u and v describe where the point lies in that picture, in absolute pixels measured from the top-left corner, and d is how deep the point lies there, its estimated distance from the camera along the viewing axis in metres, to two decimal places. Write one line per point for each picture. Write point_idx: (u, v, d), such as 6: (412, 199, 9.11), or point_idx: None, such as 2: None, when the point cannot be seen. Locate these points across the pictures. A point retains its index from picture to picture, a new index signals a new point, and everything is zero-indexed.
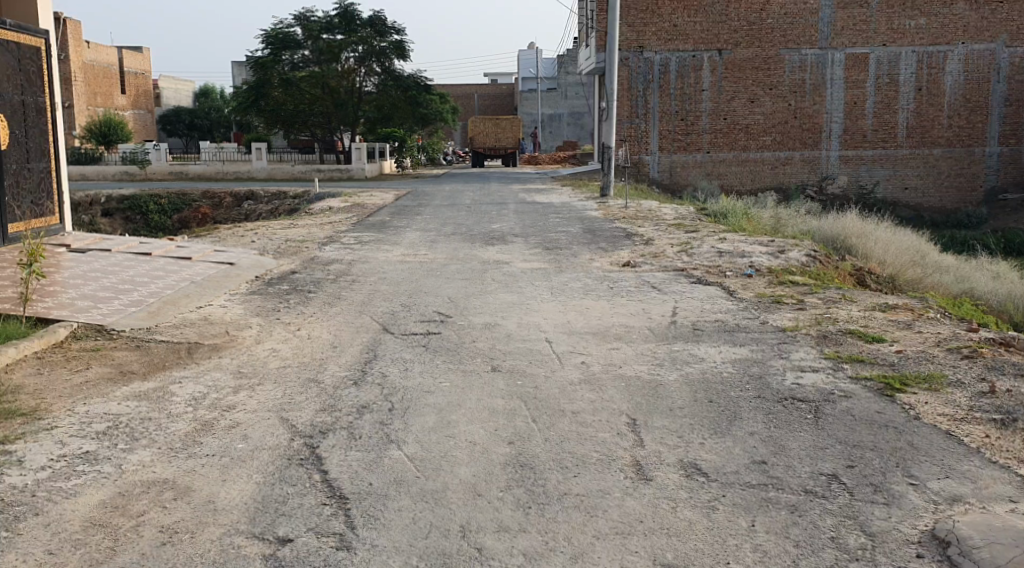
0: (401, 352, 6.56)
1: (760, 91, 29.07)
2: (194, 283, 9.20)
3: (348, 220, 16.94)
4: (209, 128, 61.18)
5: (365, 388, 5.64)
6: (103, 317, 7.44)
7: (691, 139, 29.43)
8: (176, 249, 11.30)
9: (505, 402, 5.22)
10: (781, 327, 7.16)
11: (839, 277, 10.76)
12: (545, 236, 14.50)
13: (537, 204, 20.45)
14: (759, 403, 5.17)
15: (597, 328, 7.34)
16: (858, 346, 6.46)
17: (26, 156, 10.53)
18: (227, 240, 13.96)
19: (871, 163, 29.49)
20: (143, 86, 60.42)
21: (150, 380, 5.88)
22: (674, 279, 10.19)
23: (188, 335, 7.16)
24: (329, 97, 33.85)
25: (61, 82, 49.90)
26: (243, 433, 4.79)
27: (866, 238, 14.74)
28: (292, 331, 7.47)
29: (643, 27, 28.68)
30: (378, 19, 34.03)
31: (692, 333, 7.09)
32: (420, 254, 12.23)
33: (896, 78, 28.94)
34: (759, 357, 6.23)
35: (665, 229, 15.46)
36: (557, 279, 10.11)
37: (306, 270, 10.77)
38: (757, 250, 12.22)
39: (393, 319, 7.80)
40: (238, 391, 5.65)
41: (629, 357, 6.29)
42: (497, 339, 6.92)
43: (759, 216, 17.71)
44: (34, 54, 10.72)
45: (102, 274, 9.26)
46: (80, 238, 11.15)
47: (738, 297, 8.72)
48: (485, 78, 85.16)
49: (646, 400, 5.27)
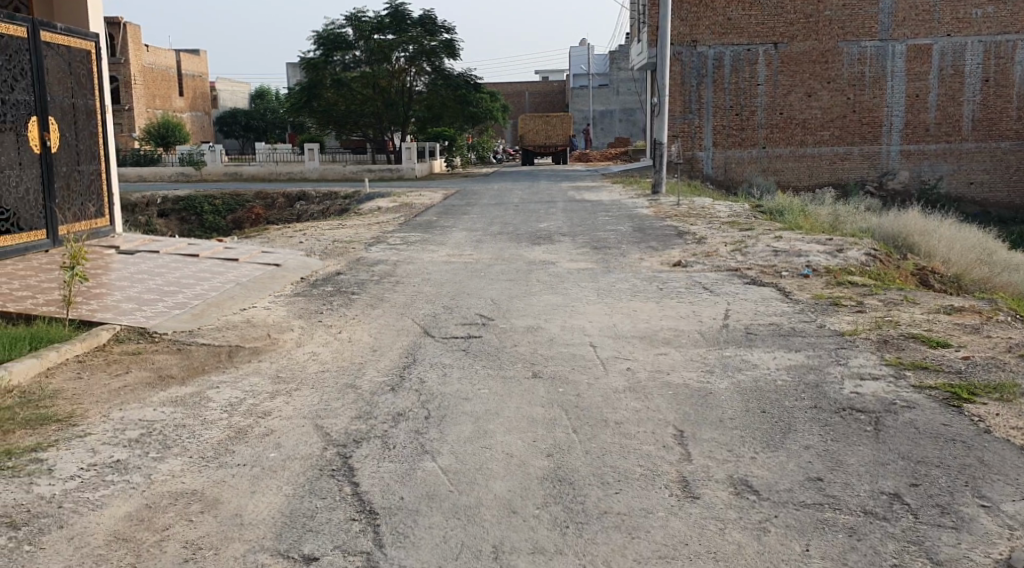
0: (440, 357, 6.40)
1: (817, 85, 28.27)
2: (239, 285, 9.21)
3: (396, 220, 16.92)
4: (264, 129, 62.24)
5: (401, 394, 5.48)
6: (146, 319, 7.47)
7: (746, 134, 28.78)
8: (223, 251, 11.38)
9: (545, 411, 5.01)
10: (839, 331, 6.80)
11: (901, 277, 10.29)
12: (594, 235, 14.24)
13: (586, 202, 20.18)
14: (814, 414, 4.85)
15: (644, 331, 7.09)
16: (921, 352, 6.09)
17: (76, 158, 10.71)
18: (276, 240, 14.03)
19: (933, 158, 28.49)
20: (200, 88, 61.73)
21: (187, 385, 5.87)
22: (726, 279, 9.85)
23: (230, 338, 7.14)
24: (380, 97, 34.20)
25: (122, 86, 51.21)
26: (276, 442, 4.69)
27: (930, 236, 14.14)
28: (333, 333, 7.38)
29: (696, 21, 28.14)
30: (428, 18, 33.94)
31: (744, 336, 6.79)
32: (466, 254, 12.10)
33: (961, 70, 27.85)
34: (815, 364, 5.90)
35: (718, 227, 15.05)
36: (605, 280, 9.87)
37: (351, 271, 10.72)
38: (813, 249, 11.79)
39: (435, 322, 7.66)
40: (275, 396, 5.57)
41: (677, 363, 6.03)
42: (540, 343, 6.72)
43: (816, 214, 17.16)
44: (85, 57, 10.89)
45: (149, 276, 9.34)
46: (130, 239, 11.31)
47: (793, 299, 8.36)
48: (536, 75, 84.98)
49: (694, 410, 5.00)
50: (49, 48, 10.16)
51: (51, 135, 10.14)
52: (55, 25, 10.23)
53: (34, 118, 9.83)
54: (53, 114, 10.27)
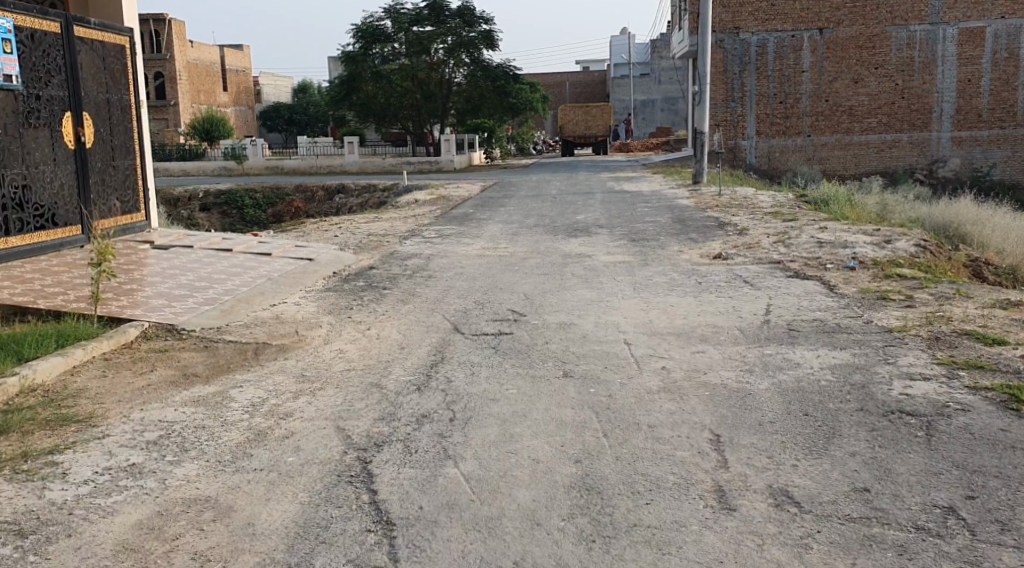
0: (468, 355, 6.20)
1: (864, 71, 27.47)
2: (270, 280, 9.12)
3: (433, 212, 16.80)
4: (307, 123, 62.65)
5: (426, 395, 5.29)
6: (174, 316, 7.41)
7: (790, 122, 28.11)
8: (257, 245, 11.31)
9: (574, 413, 4.79)
10: (887, 328, 6.45)
11: (953, 269, 9.84)
12: (632, 227, 13.93)
13: (626, 193, 19.84)
14: (861, 417, 4.54)
15: (680, 328, 6.82)
16: (975, 349, 5.72)
17: (111, 154, 10.74)
18: (311, 234, 13.97)
19: (986, 144, 27.55)
20: (243, 83, 62.44)
21: (211, 384, 5.79)
22: (769, 272, 9.51)
23: (257, 335, 7.04)
24: (417, 89, 33.63)
25: (167, 82, 51.93)
26: (295, 445, 4.56)
27: (984, 226, 13.60)
28: (361, 330, 7.24)
29: (738, 8, 27.49)
30: (467, 10, 33.89)
31: (787, 333, 6.48)
32: (502, 247, 11.91)
33: (1016, 53, 26.84)
34: (861, 362, 5.57)
35: (761, 217, 14.65)
36: (642, 274, 9.58)
37: (384, 265, 10.58)
38: (861, 240, 11.36)
39: (465, 318, 7.47)
40: (298, 396, 5.44)
41: (715, 362, 5.76)
42: (572, 340, 6.49)
43: (863, 203, 16.63)
44: (119, 52, 10.90)
45: (181, 271, 9.30)
46: (166, 234, 11.31)
47: (838, 293, 8.00)
48: (576, 65, 84.40)
49: (731, 412, 4.73)
50: (83, 43, 10.17)
51: (86, 131, 10.16)
52: (89, 21, 10.24)
53: (68, 114, 9.86)
54: (87, 109, 10.29)
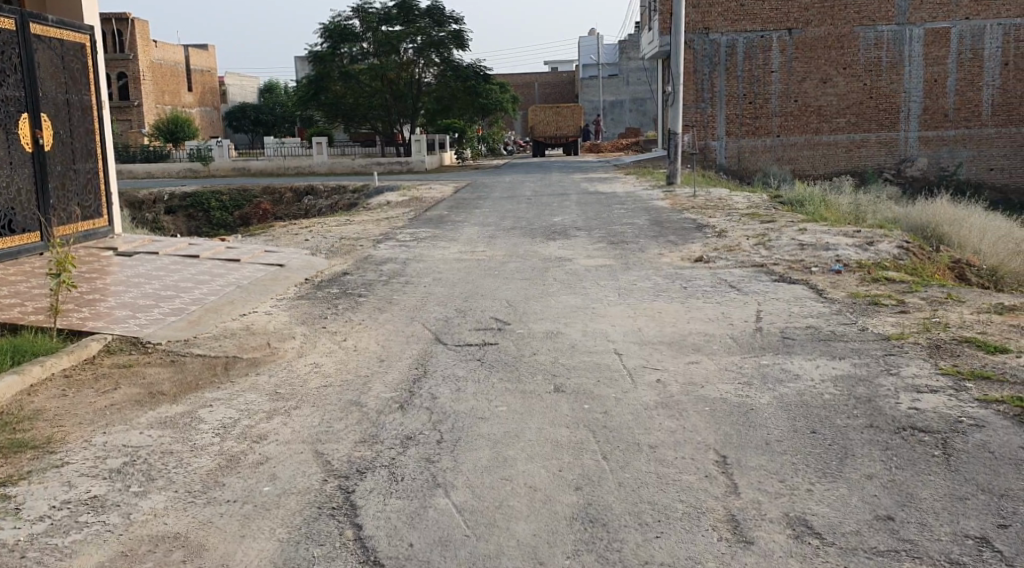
0: (452, 368, 5.89)
1: (834, 72, 27.57)
2: (240, 288, 8.74)
3: (406, 214, 16.47)
4: (274, 124, 61.80)
5: (409, 414, 4.98)
6: (138, 328, 7.00)
7: (761, 122, 28.12)
8: (226, 250, 10.89)
9: (570, 433, 4.51)
10: (884, 335, 6.25)
11: (938, 272, 9.71)
12: (610, 229, 13.71)
13: (600, 194, 19.66)
14: (872, 435, 4.32)
15: (671, 336, 6.57)
16: (978, 358, 5.53)
17: (72, 157, 10.27)
18: (281, 239, 13.55)
19: (953, 144, 27.74)
20: (209, 83, 61.44)
21: (179, 403, 5.41)
22: (754, 276, 9.31)
23: (227, 348, 6.67)
24: (387, 89, 33.66)
25: (131, 82, 50.94)
26: (271, 472, 4.24)
27: (960, 225, 13.54)
28: (337, 341, 6.90)
29: (708, 8, 27.45)
30: (436, 9, 33.42)
31: (781, 342, 6.26)
32: (479, 250, 11.61)
33: (980, 53, 27.10)
34: (863, 373, 5.35)
35: (738, 219, 14.50)
36: (625, 278, 9.33)
37: (358, 270, 10.23)
38: (843, 242, 11.23)
39: (446, 327, 7.17)
40: (272, 416, 5.10)
41: (712, 374, 5.51)
42: (560, 351, 6.20)
43: (837, 203, 16.55)
44: (79, 51, 10.43)
45: (146, 279, 8.88)
46: (129, 240, 10.86)
47: (828, 297, 7.81)
48: (545, 67, 84.30)
49: (736, 430, 4.48)
50: (41, 41, 9.70)
51: (45, 133, 9.69)
52: (46, 17, 9.76)
53: (25, 115, 9.39)
54: (47, 110, 9.81)
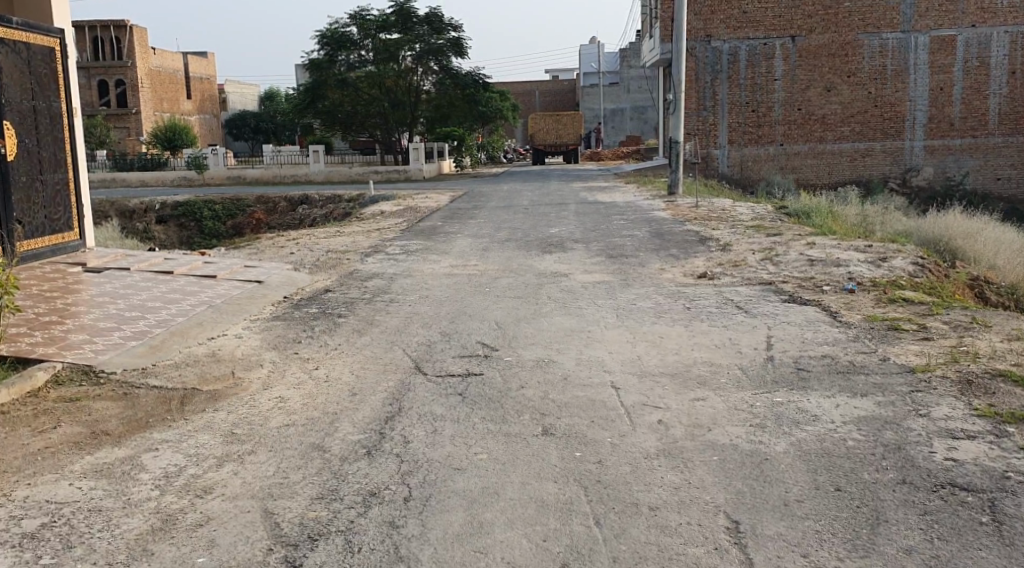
0: (430, 406, 5.28)
1: (837, 80, 27.00)
2: (211, 308, 8.15)
3: (399, 225, 15.90)
4: (273, 131, 61.22)
5: (377, 463, 4.39)
6: (93, 355, 6.42)
7: (763, 131, 27.56)
8: (203, 265, 10.31)
9: (557, 491, 3.93)
10: (907, 367, 5.64)
11: (958, 291, 9.11)
12: (609, 242, 13.11)
13: (600, 204, 19.08)
14: (906, 493, 3.73)
15: (674, 367, 5.98)
16: (1015, 396, 4.92)
17: (39, 167, 9.72)
18: (266, 251, 12.99)
19: (959, 153, 27.16)
20: (209, 91, 60.99)
21: (122, 447, 4.82)
22: (761, 296, 8.73)
23: (187, 378, 6.07)
24: (385, 97, 33.04)
25: (129, 90, 50.55)
26: (210, 539, 3.66)
27: (974, 238, 12.93)
28: (308, 370, 6.32)
29: (709, 15, 26.95)
30: (435, 16, 32.87)
31: (796, 376, 5.65)
32: (470, 265, 11.03)
33: (986, 61, 26.50)
34: (890, 415, 4.74)
35: (743, 231, 13.91)
36: (624, 297, 8.75)
37: (341, 287, 9.65)
38: (854, 258, 10.64)
39: (428, 354, 6.57)
40: (223, 464, 4.51)
41: (719, 415, 4.92)
42: (550, 385, 5.60)
43: (845, 215, 15.97)
44: (47, 55, 9.89)
45: (112, 298, 8.31)
46: (100, 255, 10.29)
47: (843, 321, 7.22)
48: (547, 75, 83.83)
49: (748, 488, 3.90)
50: (6, 45, 9.16)
51: (8, 142, 9.13)
52: (11, 20, 9.22)
53: None
54: (11, 118, 9.26)
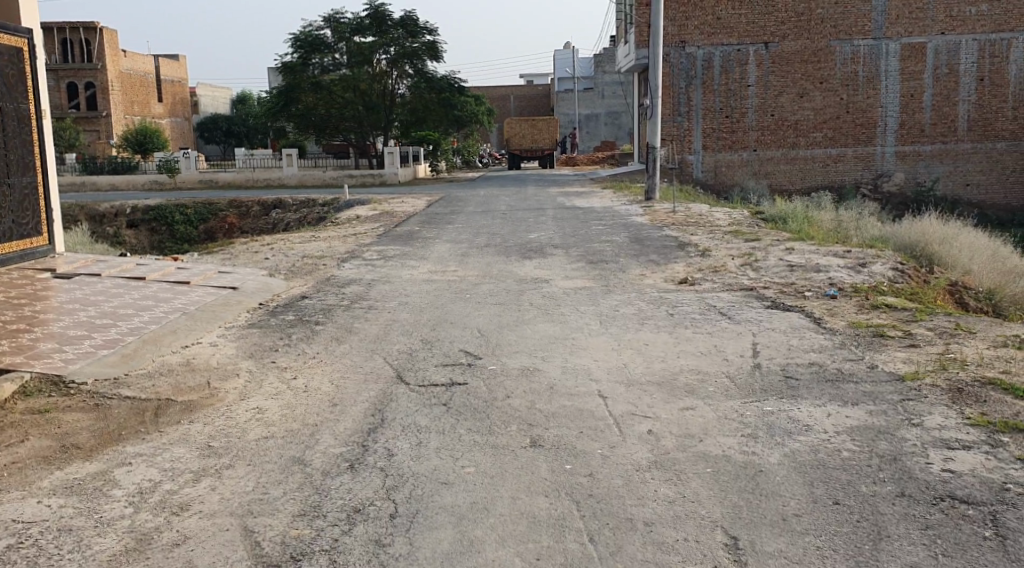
0: (413, 417, 5.14)
1: (810, 86, 27.21)
2: (185, 315, 7.93)
3: (376, 230, 15.72)
4: (246, 135, 60.63)
5: (360, 477, 4.24)
6: (62, 364, 6.19)
7: (737, 137, 27.69)
8: (176, 271, 10.07)
9: (550, 505, 3.83)
10: (897, 375, 5.58)
11: (938, 298, 9.13)
12: (589, 247, 13.03)
13: (577, 209, 19.02)
14: (905, 507, 3.67)
15: (661, 375, 5.88)
16: (1005, 404, 4.88)
17: (6, 171, 9.45)
18: (240, 257, 12.75)
19: (929, 159, 27.46)
20: (180, 94, 60.22)
21: (93, 462, 4.62)
22: (744, 301, 8.68)
23: (160, 389, 5.87)
24: (360, 100, 32.60)
25: (99, 93, 49.76)
26: (187, 560, 3.50)
27: (950, 243, 12.99)
28: (286, 379, 6.14)
29: (684, 21, 27.08)
30: (410, 19, 32.57)
31: (785, 384, 5.58)
32: (449, 270, 10.90)
33: (956, 68, 26.83)
34: (883, 425, 4.67)
35: (721, 237, 13.90)
36: (606, 303, 8.66)
37: (319, 293, 9.47)
38: (833, 263, 10.65)
39: (410, 362, 6.42)
40: (199, 479, 4.33)
41: (711, 425, 4.82)
42: (536, 394, 5.47)
43: (821, 220, 16.00)
44: (16, 56, 9.63)
45: (82, 305, 8.07)
46: (69, 260, 10.03)
47: (828, 328, 7.17)
48: (521, 80, 83.75)
49: (744, 501, 3.80)
50: None
51: None
52: None
53: None
54: None
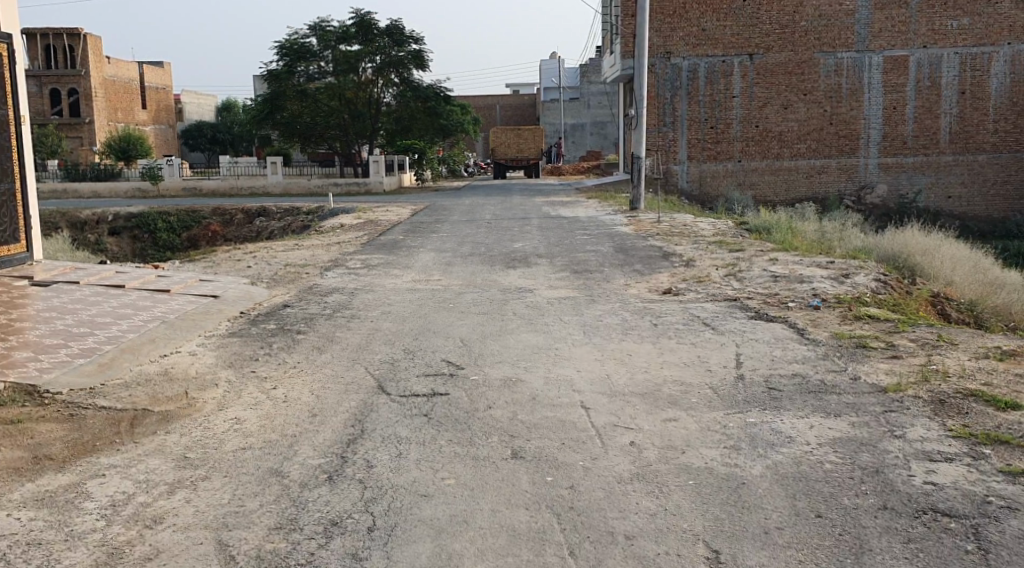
0: (395, 427, 5.08)
1: (794, 98, 27.39)
2: (165, 324, 7.83)
3: (360, 239, 15.65)
4: (231, 142, 60.43)
5: (338, 490, 4.17)
6: (37, 374, 6.10)
7: (722, 147, 27.81)
8: (156, 279, 9.95)
9: (530, 518, 3.79)
10: (880, 387, 5.57)
11: (920, 308, 9.17)
12: (573, 257, 13.02)
13: (562, 218, 19.01)
14: (886, 520, 3.65)
15: (644, 387, 5.84)
16: (987, 416, 4.87)
17: None
18: (222, 265, 12.65)
19: (911, 170, 27.68)
20: (164, 101, 59.85)
21: (65, 473, 4.53)
22: (727, 312, 8.67)
23: (137, 399, 5.77)
24: (345, 108, 32.72)
25: (82, 99, 49.42)
26: None
27: (933, 256, 13.01)
28: (266, 390, 6.06)
29: (669, 32, 27.23)
30: (396, 28, 32.61)
31: (767, 395, 5.56)
32: (433, 279, 10.85)
33: (937, 81, 27.07)
34: (866, 437, 4.66)
35: (706, 247, 13.92)
36: (590, 313, 8.62)
37: (301, 302, 9.38)
38: (816, 273, 10.69)
39: (391, 372, 6.36)
40: (174, 491, 4.25)
41: (693, 436, 4.79)
42: (520, 405, 5.42)
43: (805, 231, 16.02)
44: None
45: (60, 314, 7.96)
46: (48, 267, 9.92)
47: (810, 339, 7.17)
48: (507, 89, 83.85)
49: (726, 514, 3.77)
50: None
51: None
52: None
53: None
54: None
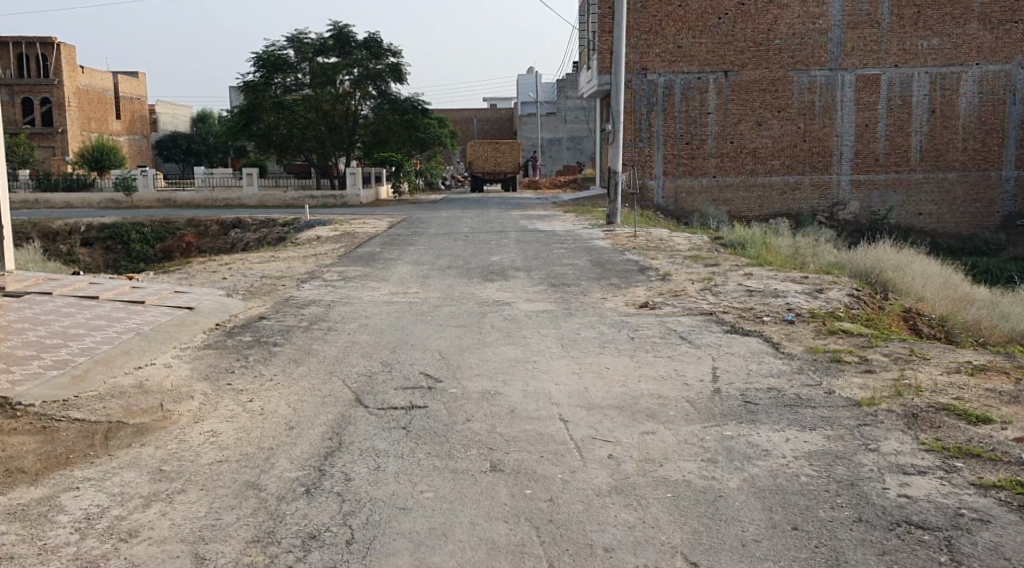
0: (374, 439, 5.07)
1: (768, 115, 27.74)
2: (139, 335, 7.75)
3: (336, 251, 15.61)
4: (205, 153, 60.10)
5: (317, 502, 4.15)
6: (9, 387, 6.00)
7: (697, 162, 28.08)
8: (129, 291, 9.84)
9: (509, 531, 3.79)
10: (853, 401, 5.65)
11: (893, 324, 9.30)
12: (550, 270, 13.03)
13: (539, 232, 19.10)
14: (862, 532, 3.70)
15: (620, 400, 5.86)
16: (958, 429, 4.96)
17: None
18: (197, 276, 12.55)
19: (883, 188, 28.08)
20: (138, 111, 59.32)
21: (39, 486, 4.46)
22: (703, 326, 8.74)
23: (111, 411, 5.70)
24: (323, 120, 32.68)
25: (54, 108, 48.87)
26: None
27: (906, 272, 13.11)
28: (241, 402, 6.01)
29: (646, 48, 27.49)
30: (374, 41, 32.69)
31: (744, 409, 5.59)
32: (411, 292, 10.84)
33: (909, 100, 27.54)
34: (841, 450, 4.70)
35: (682, 261, 14.01)
36: (568, 326, 8.65)
37: (277, 314, 9.33)
38: (792, 289, 10.80)
39: (369, 386, 6.32)
40: (150, 504, 4.20)
41: (671, 450, 4.82)
42: (498, 418, 5.44)
43: (780, 247, 16.11)
44: None
45: (32, 325, 7.85)
46: (19, 278, 9.80)
47: (786, 352, 7.26)
48: (487, 104, 83.98)
49: (704, 527, 3.80)
50: None
51: None
52: None
53: None
54: None
